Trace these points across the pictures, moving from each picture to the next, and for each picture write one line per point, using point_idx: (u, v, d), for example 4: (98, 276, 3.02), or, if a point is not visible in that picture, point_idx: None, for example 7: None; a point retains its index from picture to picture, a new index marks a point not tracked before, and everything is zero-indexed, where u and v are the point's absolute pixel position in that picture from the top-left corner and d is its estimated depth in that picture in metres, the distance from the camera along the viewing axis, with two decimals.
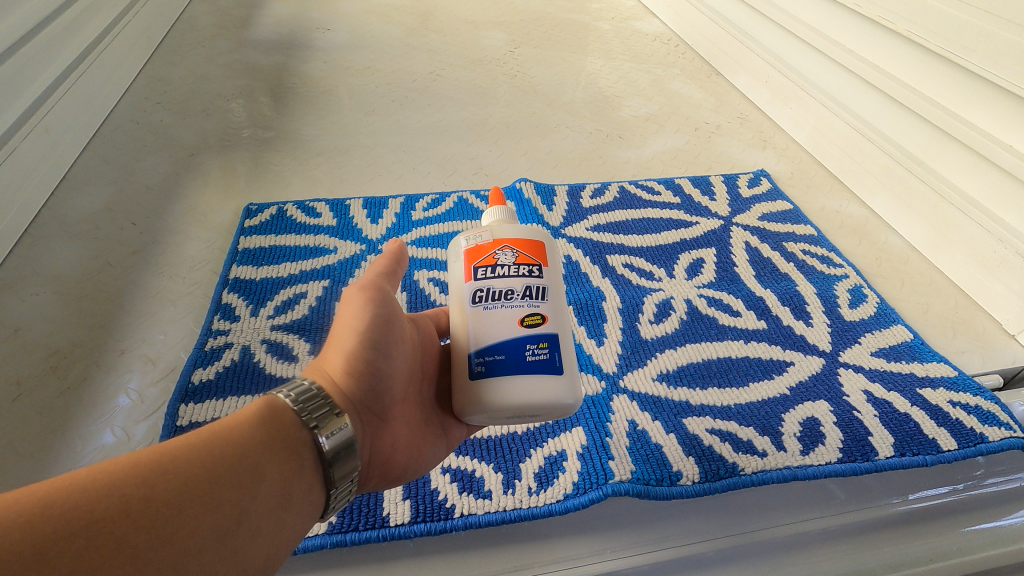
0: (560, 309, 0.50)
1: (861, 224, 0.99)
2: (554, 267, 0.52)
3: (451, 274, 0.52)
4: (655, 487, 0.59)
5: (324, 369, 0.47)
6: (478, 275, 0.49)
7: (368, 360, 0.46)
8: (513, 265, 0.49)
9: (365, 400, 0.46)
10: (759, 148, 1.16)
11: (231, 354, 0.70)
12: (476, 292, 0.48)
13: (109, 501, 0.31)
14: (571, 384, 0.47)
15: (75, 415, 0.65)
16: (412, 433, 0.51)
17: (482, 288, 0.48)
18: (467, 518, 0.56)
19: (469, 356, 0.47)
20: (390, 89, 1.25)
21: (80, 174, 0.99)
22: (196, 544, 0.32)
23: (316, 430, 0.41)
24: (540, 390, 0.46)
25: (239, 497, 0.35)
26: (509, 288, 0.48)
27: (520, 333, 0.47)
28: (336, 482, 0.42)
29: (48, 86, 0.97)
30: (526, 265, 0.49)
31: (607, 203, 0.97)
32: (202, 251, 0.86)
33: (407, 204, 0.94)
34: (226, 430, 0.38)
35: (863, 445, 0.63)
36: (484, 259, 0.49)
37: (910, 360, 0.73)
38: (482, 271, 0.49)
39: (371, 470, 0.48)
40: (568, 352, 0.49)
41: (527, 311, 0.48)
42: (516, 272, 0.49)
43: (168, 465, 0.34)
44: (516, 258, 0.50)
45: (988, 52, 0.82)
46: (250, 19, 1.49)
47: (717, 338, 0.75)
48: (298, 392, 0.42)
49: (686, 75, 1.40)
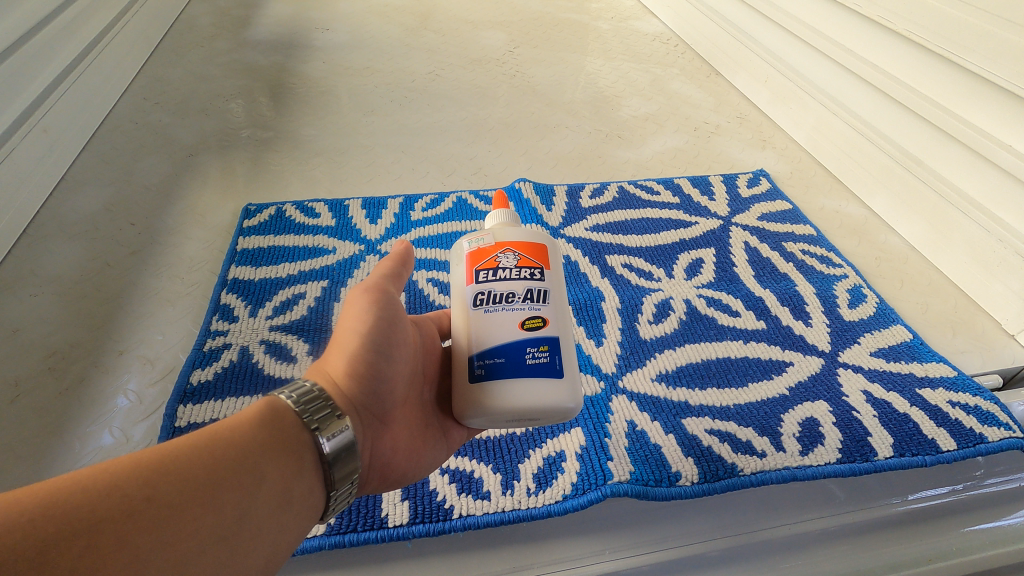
0: (561, 312, 0.50)
1: (861, 224, 0.99)
2: (556, 270, 0.52)
3: (454, 277, 0.52)
4: (655, 487, 0.59)
5: (326, 370, 0.46)
6: (480, 278, 0.49)
7: (369, 363, 0.46)
8: (515, 268, 0.49)
9: (365, 402, 0.46)
10: (759, 148, 1.16)
11: (230, 354, 0.70)
12: (478, 295, 0.48)
13: (111, 501, 0.31)
14: (572, 387, 0.47)
15: (74, 416, 0.65)
16: (412, 436, 0.50)
17: (482, 291, 0.48)
18: (466, 518, 0.56)
19: (470, 358, 0.47)
20: (389, 89, 1.25)
21: (79, 174, 0.99)
22: (197, 545, 0.32)
23: (316, 432, 0.41)
24: (541, 393, 0.45)
25: (239, 498, 0.35)
26: (510, 291, 0.48)
27: (521, 336, 0.47)
28: (337, 484, 0.42)
29: (47, 86, 0.97)
30: (527, 269, 0.49)
31: (607, 203, 0.97)
32: (201, 251, 0.86)
33: (407, 205, 0.94)
34: (226, 430, 0.37)
35: (862, 445, 0.63)
36: (486, 262, 0.49)
37: (909, 360, 0.73)
38: (483, 274, 0.49)
39: (370, 473, 0.48)
40: (569, 354, 0.49)
41: (528, 315, 0.48)
42: (517, 275, 0.49)
43: (168, 465, 0.34)
44: (518, 261, 0.50)
45: (988, 52, 0.82)
46: (249, 19, 1.49)
47: (716, 338, 0.75)
48: (299, 394, 0.42)
49: (686, 75, 1.40)
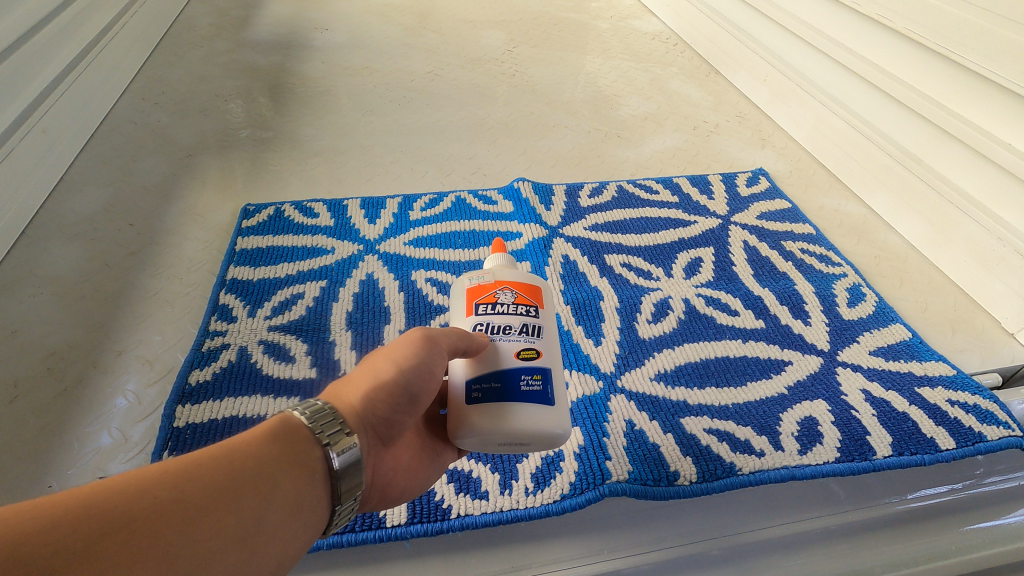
0: (554, 346, 0.51)
1: (860, 223, 0.98)
2: (551, 308, 0.53)
3: (453, 310, 0.53)
4: (653, 487, 0.59)
5: (350, 396, 0.44)
6: (479, 311, 0.50)
7: (396, 398, 0.45)
8: (512, 304, 0.51)
9: (378, 427, 0.45)
10: (758, 147, 1.16)
11: (229, 354, 0.70)
12: (476, 326, 0.50)
13: (143, 501, 0.31)
14: (563, 417, 0.48)
15: (73, 416, 0.65)
16: (412, 455, 0.50)
17: (481, 323, 0.50)
18: (464, 518, 0.56)
19: (465, 383, 0.47)
20: (388, 89, 1.25)
21: (78, 174, 0.99)
22: (218, 546, 0.32)
23: (327, 447, 0.40)
24: (533, 419, 0.46)
25: (259, 504, 0.35)
26: (507, 324, 0.50)
27: (515, 365, 0.48)
28: (342, 498, 0.41)
29: (45, 87, 0.98)
30: (524, 305, 0.51)
31: (606, 202, 0.96)
32: (199, 251, 0.86)
33: (406, 204, 0.94)
34: (246, 438, 0.37)
35: (860, 444, 0.63)
36: (485, 296, 0.51)
37: (909, 359, 0.73)
38: (482, 307, 0.51)
39: (369, 492, 0.47)
40: (560, 385, 0.50)
41: (524, 345, 0.49)
42: (514, 310, 0.50)
43: (187, 470, 0.34)
44: (516, 298, 0.51)
45: (988, 51, 0.81)
46: (249, 20, 1.49)
47: (715, 337, 0.75)
48: (312, 411, 0.41)
49: (685, 74, 1.39)
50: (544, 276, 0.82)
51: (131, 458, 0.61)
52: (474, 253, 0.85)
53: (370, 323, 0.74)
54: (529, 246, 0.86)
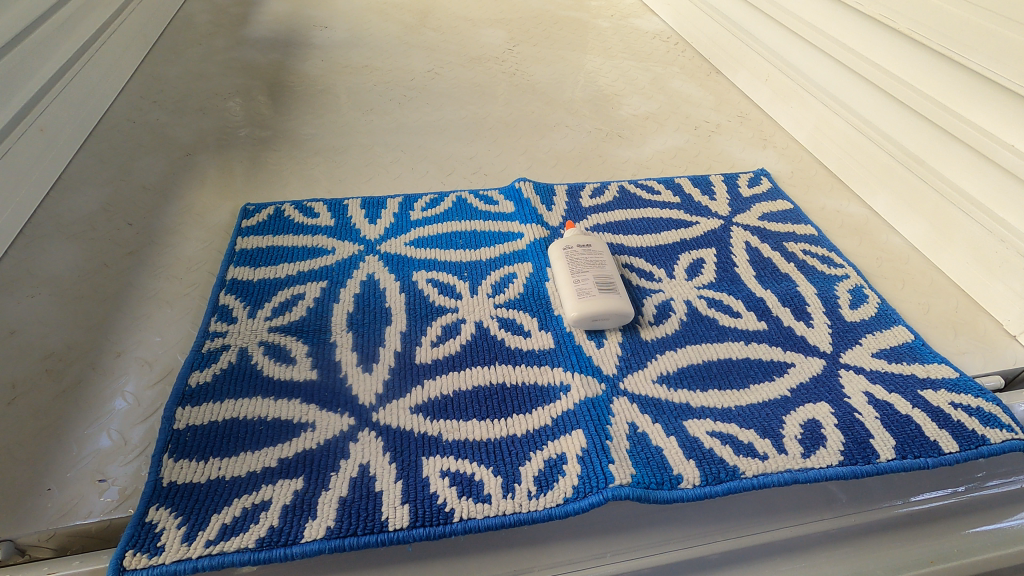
0: (614, 276, 0.76)
1: (862, 223, 0.98)
2: (609, 259, 0.79)
3: (557, 262, 0.79)
4: (656, 490, 0.58)
5: None
6: (573, 258, 0.78)
7: None
8: (590, 253, 0.79)
9: None
10: (759, 148, 1.15)
11: (230, 355, 0.69)
12: (571, 261, 0.78)
13: None
14: (628, 304, 0.74)
15: (72, 418, 0.65)
16: None
17: (574, 262, 0.77)
18: (466, 522, 0.55)
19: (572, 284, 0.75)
20: (387, 88, 1.24)
21: (76, 173, 0.98)
22: None
23: None
24: (616, 307, 0.73)
25: None
26: (592, 262, 0.77)
27: (597, 279, 0.75)
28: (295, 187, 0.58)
29: (41, 86, 0.97)
30: (595, 253, 0.79)
31: (607, 203, 0.96)
32: (199, 252, 0.85)
33: (407, 204, 0.94)
34: None
35: (864, 447, 0.63)
36: (574, 248, 0.79)
37: (911, 361, 0.73)
38: (574, 256, 0.78)
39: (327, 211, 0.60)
40: (623, 293, 0.75)
41: (603, 273, 0.76)
42: (594, 257, 0.78)
43: None
44: (591, 250, 0.79)
45: (989, 51, 0.82)
46: (248, 18, 1.48)
47: (717, 338, 0.75)
48: None
49: (686, 74, 1.38)
50: (545, 275, 0.81)
51: (130, 460, 0.61)
52: (475, 254, 0.85)
53: (371, 324, 0.74)
54: (529, 247, 0.86)
